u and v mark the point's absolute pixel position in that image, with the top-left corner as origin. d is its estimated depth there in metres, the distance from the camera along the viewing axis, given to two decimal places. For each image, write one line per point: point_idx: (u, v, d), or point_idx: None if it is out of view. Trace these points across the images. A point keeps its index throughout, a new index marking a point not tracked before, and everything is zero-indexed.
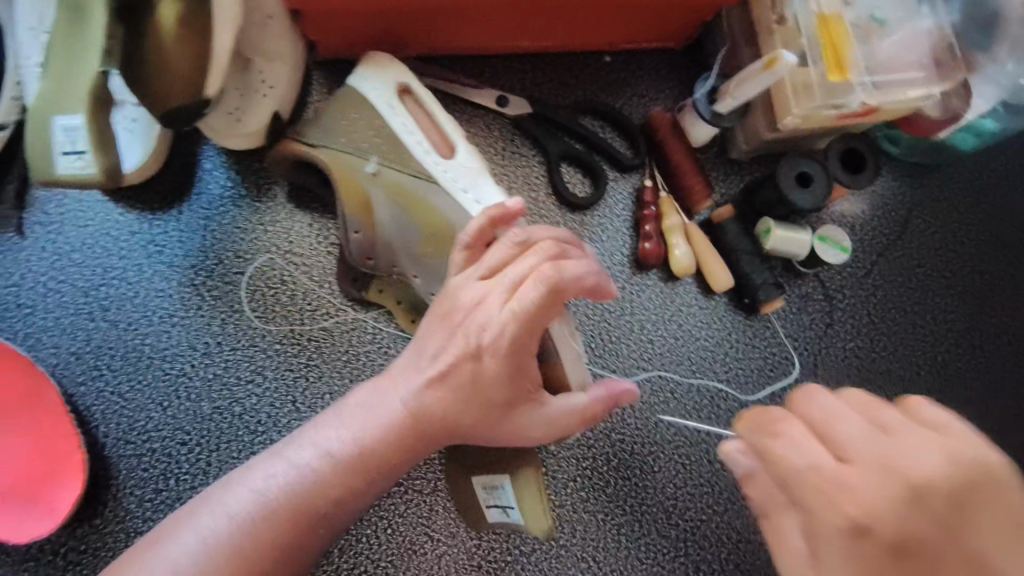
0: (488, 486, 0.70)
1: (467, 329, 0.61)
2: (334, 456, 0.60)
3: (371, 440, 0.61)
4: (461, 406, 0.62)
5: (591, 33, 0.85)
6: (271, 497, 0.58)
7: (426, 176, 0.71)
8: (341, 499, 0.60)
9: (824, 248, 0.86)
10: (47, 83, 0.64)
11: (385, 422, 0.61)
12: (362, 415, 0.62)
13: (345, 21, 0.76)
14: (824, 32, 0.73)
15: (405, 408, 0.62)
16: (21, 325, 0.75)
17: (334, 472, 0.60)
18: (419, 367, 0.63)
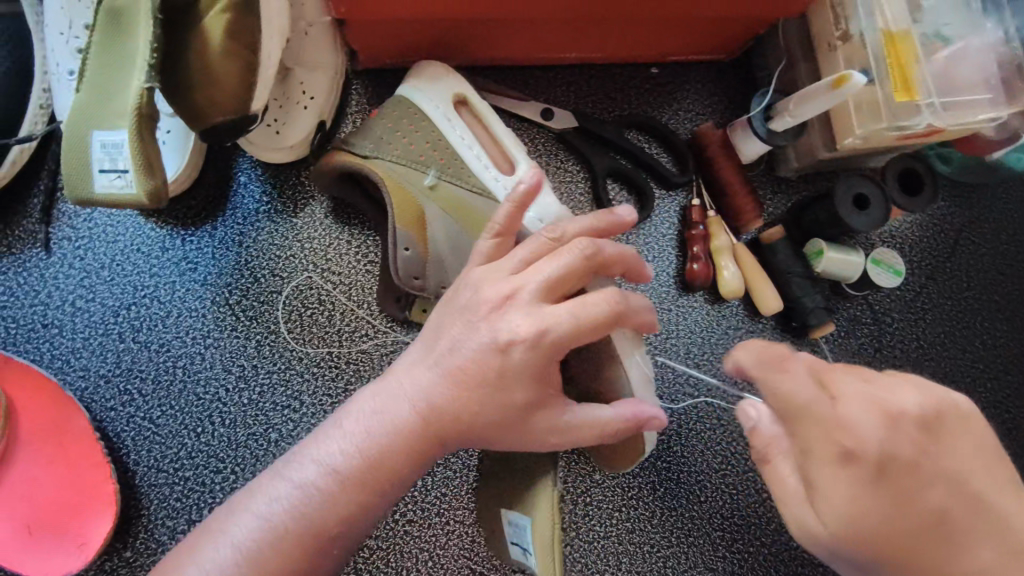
0: (511, 520, 0.63)
1: (488, 330, 0.53)
2: (341, 471, 0.53)
3: (377, 449, 0.53)
4: (477, 408, 0.53)
5: (639, 45, 0.82)
6: (277, 524, 0.52)
7: (485, 193, 0.69)
8: (346, 520, 0.53)
9: (878, 271, 0.83)
10: (83, 96, 0.61)
11: (395, 428, 0.54)
12: (367, 423, 0.55)
13: (387, 33, 0.72)
14: (891, 50, 0.70)
15: (414, 412, 0.54)
16: (47, 346, 0.71)
17: (341, 491, 0.53)
18: (429, 361, 0.55)
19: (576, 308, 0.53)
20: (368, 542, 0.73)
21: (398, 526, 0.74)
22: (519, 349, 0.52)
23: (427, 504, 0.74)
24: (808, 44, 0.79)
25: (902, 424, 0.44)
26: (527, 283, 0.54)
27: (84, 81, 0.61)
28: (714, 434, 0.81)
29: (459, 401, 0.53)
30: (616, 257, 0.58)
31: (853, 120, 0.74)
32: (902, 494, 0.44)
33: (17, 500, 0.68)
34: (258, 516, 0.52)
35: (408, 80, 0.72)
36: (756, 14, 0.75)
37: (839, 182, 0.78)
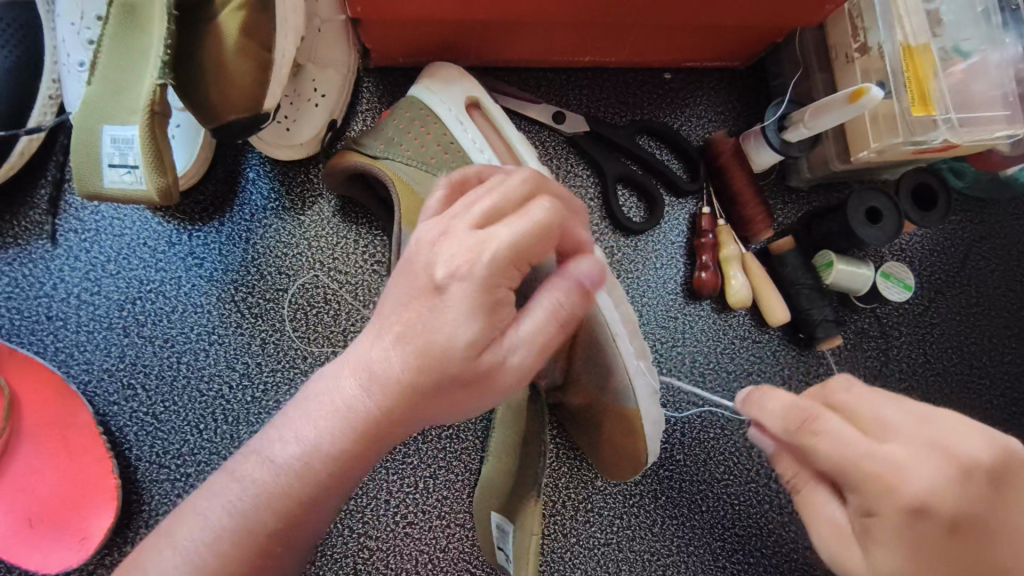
0: (500, 526, 0.66)
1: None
2: (295, 469, 0.47)
3: (322, 438, 0.47)
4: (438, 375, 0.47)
5: (654, 52, 0.81)
6: (220, 528, 0.46)
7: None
8: (298, 513, 0.47)
9: (887, 285, 0.82)
10: (95, 89, 0.60)
11: (342, 410, 0.47)
12: (310, 406, 0.48)
13: (400, 33, 0.72)
14: (909, 63, 0.69)
15: (361, 389, 0.46)
16: (51, 339, 0.71)
17: (286, 486, 0.46)
18: (379, 328, 0.47)
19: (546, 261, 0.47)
20: (367, 543, 0.73)
21: (398, 528, 0.73)
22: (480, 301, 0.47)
23: (428, 507, 0.74)
24: (825, 55, 0.79)
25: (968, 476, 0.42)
26: (463, 214, 0.45)
27: (97, 74, 0.60)
28: (716, 444, 0.80)
29: (409, 368, 0.45)
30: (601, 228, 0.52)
31: (868, 134, 0.73)
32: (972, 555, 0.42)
33: (18, 492, 0.68)
34: (202, 518, 0.46)
35: (422, 80, 0.72)
36: (774, 23, 0.75)
37: (852, 195, 0.77)
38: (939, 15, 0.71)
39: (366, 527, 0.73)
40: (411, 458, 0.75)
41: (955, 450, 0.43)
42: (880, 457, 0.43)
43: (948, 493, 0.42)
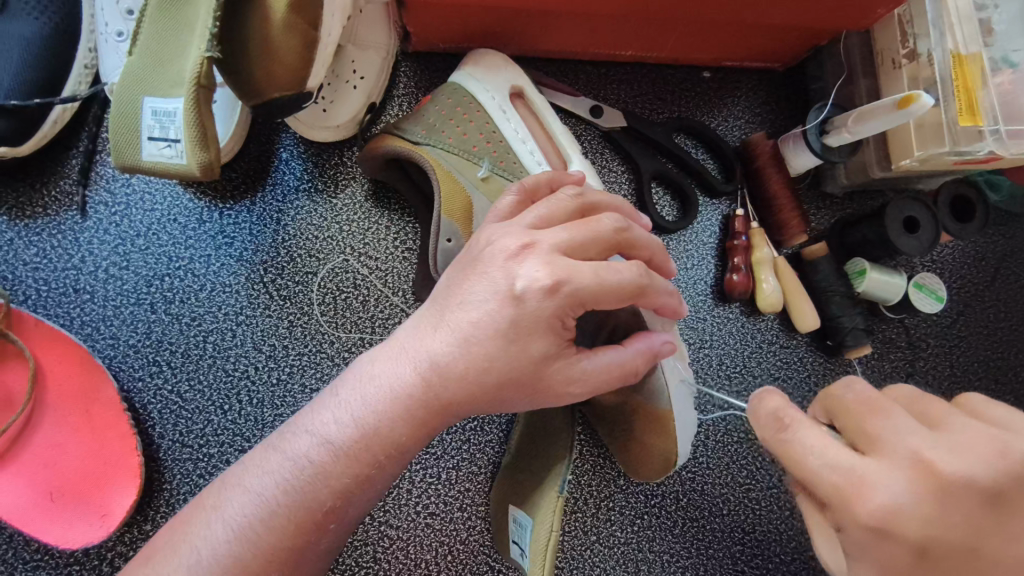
0: (515, 519, 0.66)
1: (503, 275, 0.50)
2: (343, 447, 0.49)
3: (375, 418, 0.50)
4: (487, 362, 0.50)
5: (696, 49, 0.80)
6: (275, 504, 0.48)
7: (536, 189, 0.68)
8: (346, 492, 0.49)
9: (919, 296, 0.80)
10: (137, 59, 0.59)
11: (396, 393, 0.50)
12: (363, 389, 0.51)
13: (443, 18, 0.70)
14: (959, 72, 0.68)
15: (416, 373, 0.50)
16: (78, 312, 0.70)
17: (337, 464, 0.49)
18: (436, 321, 0.52)
19: (599, 269, 0.50)
20: (388, 532, 0.72)
21: (418, 519, 0.73)
22: (533, 297, 0.49)
23: (450, 498, 0.74)
24: (870, 60, 0.77)
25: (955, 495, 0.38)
26: (543, 233, 0.52)
27: (139, 45, 0.59)
28: (740, 448, 0.80)
29: (461, 358, 0.50)
30: (643, 243, 0.56)
31: (913, 142, 0.73)
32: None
33: (39, 466, 0.67)
34: (252, 492, 0.48)
35: (464, 67, 0.71)
36: (821, 24, 0.74)
37: (891, 203, 0.76)
38: (990, 24, 0.70)
39: (388, 516, 0.72)
40: (435, 449, 0.74)
41: (935, 462, 0.39)
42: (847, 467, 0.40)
43: (917, 513, 0.38)
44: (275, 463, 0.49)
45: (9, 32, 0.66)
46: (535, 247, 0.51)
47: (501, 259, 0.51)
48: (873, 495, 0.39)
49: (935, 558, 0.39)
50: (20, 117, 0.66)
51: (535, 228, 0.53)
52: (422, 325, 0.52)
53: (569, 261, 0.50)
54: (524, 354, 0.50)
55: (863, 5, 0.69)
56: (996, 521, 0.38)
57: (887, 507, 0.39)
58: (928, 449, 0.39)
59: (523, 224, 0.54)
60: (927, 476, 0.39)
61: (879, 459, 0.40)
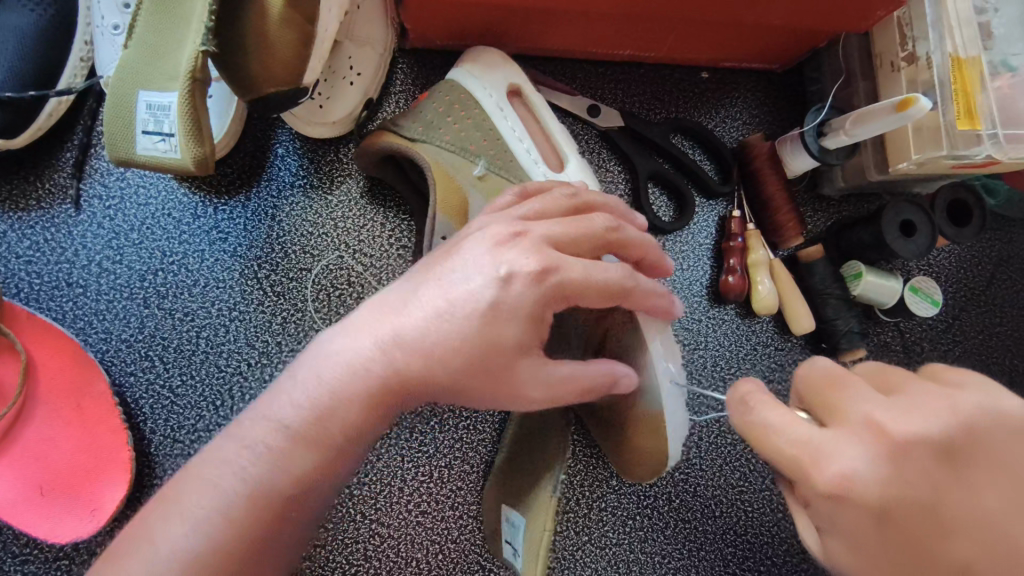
0: (508, 519, 0.66)
1: (487, 261, 0.50)
2: (308, 433, 0.48)
3: (335, 396, 0.48)
4: (469, 355, 0.48)
5: (695, 49, 0.80)
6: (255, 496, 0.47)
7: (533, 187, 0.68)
8: (331, 483, 0.49)
9: (916, 300, 0.80)
10: (133, 53, 0.59)
11: (354, 370, 0.49)
12: (317, 369, 0.50)
13: (442, 15, 0.70)
14: (958, 75, 0.68)
15: (377, 348, 0.49)
16: (71, 306, 0.70)
17: (298, 450, 0.48)
18: (407, 299, 0.50)
19: (587, 265, 0.50)
20: (379, 530, 0.72)
21: (410, 517, 0.73)
22: (519, 282, 0.49)
23: (442, 496, 0.73)
24: (869, 63, 0.77)
25: (912, 456, 0.39)
26: (535, 228, 0.51)
27: (135, 37, 0.59)
28: (733, 450, 0.80)
29: (430, 334, 0.49)
30: (634, 244, 0.56)
31: (910, 145, 0.73)
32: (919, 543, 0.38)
33: (30, 460, 0.67)
34: (212, 483, 0.47)
35: (462, 64, 0.71)
36: (822, 26, 0.73)
37: (887, 207, 0.76)
38: (989, 28, 0.70)
39: (379, 513, 0.72)
40: (427, 447, 0.74)
41: (886, 425, 0.40)
42: (806, 440, 0.42)
43: (875, 479, 0.39)
44: (236, 454, 0.48)
45: (5, 24, 0.66)
46: (525, 234, 0.51)
47: (483, 245, 0.50)
48: (831, 464, 0.40)
49: (899, 523, 0.39)
50: (15, 109, 0.66)
51: (525, 220, 0.53)
52: (385, 307, 0.51)
53: (559, 254, 0.50)
54: (515, 353, 0.50)
55: (864, 7, 0.68)
56: (956, 478, 0.38)
57: (846, 476, 0.40)
58: (881, 414, 0.41)
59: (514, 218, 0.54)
60: (879, 440, 0.40)
61: (837, 430, 0.41)
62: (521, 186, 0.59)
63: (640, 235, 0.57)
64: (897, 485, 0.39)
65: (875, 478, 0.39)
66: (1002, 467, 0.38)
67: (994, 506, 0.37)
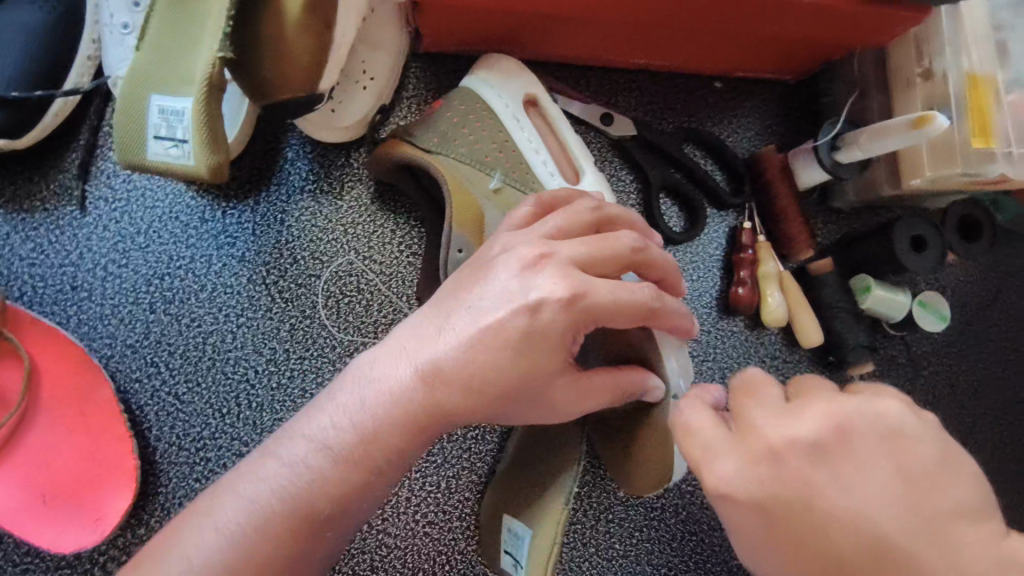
0: (510, 529, 0.65)
1: (516, 283, 0.49)
2: (342, 455, 0.48)
3: (372, 423, 0.48)
4: (480, 370, 0.48)
5: (711, 58, 0.80)
6: (268, 511, 0.46)
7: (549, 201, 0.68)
8: (344, 499, 0.48)
9: (924, 315, 0.81)
10: (145, 56, 0.57)
11: (396, 398, 0.49)
12: (360, 392, 0.50)
13: (458, 21, 0.69)
14: (972, 94, 0.68)
15: (417, 376, 0.49)
16: (75, 310, 0.68)
17: (333, 471, 0.47)
18: (441, 325, 0.50)
19: (614, 287, 0.50)
20: (386, 540, 0.71)
21: (418, 527, 0.72)
22: (549, 308, 0.48)
23: (449, 507, 0.73)
24: (884, 77, 0.77)
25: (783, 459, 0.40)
26: (559, 245, 0.51)
27: (147, 40, 0.58)
28: None
29: (465, 364, 0.48)
30: (657, 263, 0.56)
31: (923, 162, 0.72)
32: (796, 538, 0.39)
33: (34, 466, 0.66)
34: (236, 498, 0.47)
35: (479, 71, 0.71)
36: (840, 39, 0.73)
37: (899, 222, 0.77)
38: (1006, 46, 0.70)
39: (386, 524, 0.71)
40: (436, 457, 0.73)
41: (766, 429, 0.41)
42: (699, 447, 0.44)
43: (754, 480, 0.40)
44: (275, 466, 0.48)
45: (13, 21, 0.65)
46: (551, 256, 0.50)
47: (510, 271, 0.50)
48: (716, 468, 0.42)
49: (776, 521, 0.40)
50: (21, 109, 0.64)
51: (550, 238, 0.52)
52: (421, 330, 0.50)
53: (585, 276, 0.49)
54: (532, 368, 0.49)
55: (883, 22, 0.68)
56: (826, 475, 0.39)
57: (725, 480, 0.41)
58: (769, 421, 0.42)
59: (539, 233, 0.53)
60: (759, 442, 0.41)
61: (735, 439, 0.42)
62: (537, 198, 0.58)
63: (663, 257, 0.56)
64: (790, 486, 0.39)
65: (753, 484, 0.40)
66: (874, 466, 0.39)
67: (871, 501, 0.38)
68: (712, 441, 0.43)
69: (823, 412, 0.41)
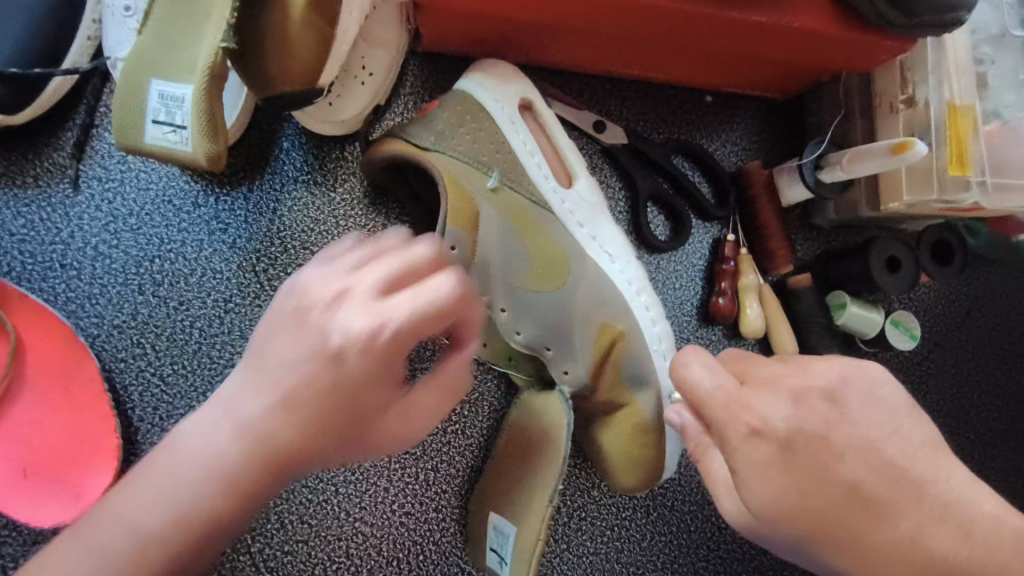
0: (496, 527, 0.68)
1: (320, 329, 0.49)
2: (192, 506, 0.48)
3: (192, 492, 0.48)
4: (301, 423, 0.50)
5: (703, 74, 0.82)
6: (133, 556, 0.47)
7: (542, 203, 0.69)
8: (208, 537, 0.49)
9: (895, 332, 0.83)
10: (147, 43, 0.58)
11: (212, 461, 0.49)
12: (196, 463, 0.49)
13: (458, 24, 0.71)
14: (951, 124, 0.70)
15: (237, 440, 0.49)
16: (63, 287, 0.69)
17: (200, 502, 0.48)
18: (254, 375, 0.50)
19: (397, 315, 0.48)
20: (362, 529, 0.72)
21: (394, 517, 0.73)
22: (351, 355, 0.49)
23: (426, 498, 0.74)
24: (868, 101, 0.79)
25: (807, 399, 0.52)
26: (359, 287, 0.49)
27: (150, 25, 0.58)
28: None
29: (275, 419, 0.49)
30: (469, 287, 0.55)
31: (903, 187, 0.75)
32: (813, 466, 0.51)
33: (15, 440, 0.66)
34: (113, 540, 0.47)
35: (475, 73, 0.72)
36: (830, 63, 0.75)
37: (876, 243, 0.79)
38: (985, 79, 0.73)
39: (362, 512, 0.73)
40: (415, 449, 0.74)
41: (782, 379, 0.54)
42: (742, 408, 0.53)
43: (792, 420, 0.52)
44: (104, 522, 0.48)
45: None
46: (349, 293, 0.50)
47: (321, 306, 0.50)
48: (758, 410, 0.52)
49: (800, 447, 0.51)
50: (21, 86, 0.65)
51: (356, 271, 0.51)
52: (245, 377, 0.51)
53: (377, 312, 0.49)
54: (366, 403, 0.51)
55: (869, 50, 0.71)
56: (832, 411, 0.52)
57: (768, 419, 0.52)
58: (785, 375, 0.54)
59: (341, 267, 0.51)
60: (786, 392, 0.53)
61: (757, 388, 0.54)
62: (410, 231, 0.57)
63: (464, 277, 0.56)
64: (799, 421, 0.52)
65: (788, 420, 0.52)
66: (870, 412, 0.52)
67: (871, 435, 0.52)
68: (731, 390, 0.54)
69: (826, 369, 0.53)
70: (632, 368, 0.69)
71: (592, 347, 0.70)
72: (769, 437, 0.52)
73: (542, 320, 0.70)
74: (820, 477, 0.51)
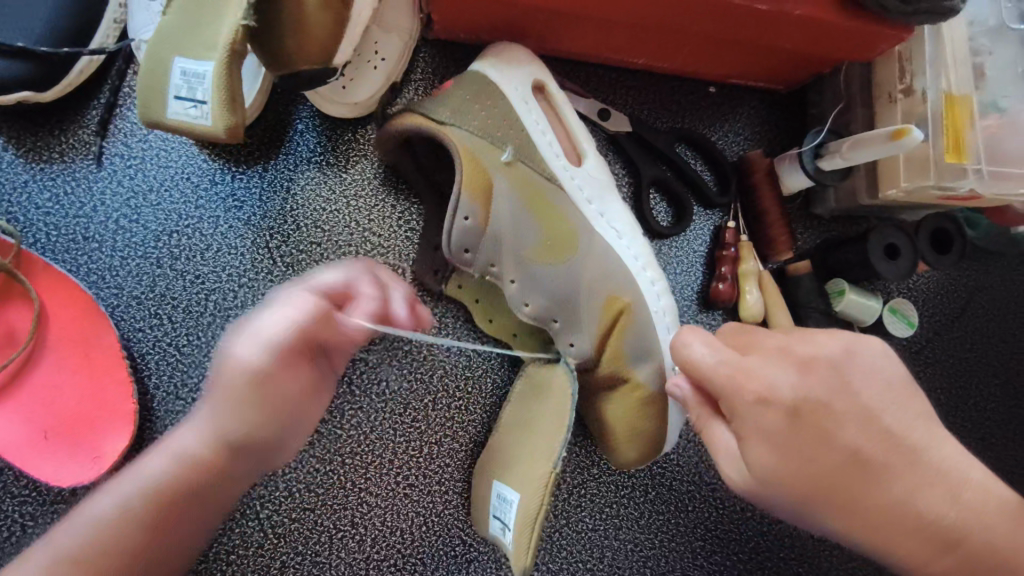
0: (499, 495, 0.68)
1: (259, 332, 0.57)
2: (151, 500, 0.53)
3: (155, 486, 0.53)
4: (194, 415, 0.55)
5: (706, 64, 0.84)
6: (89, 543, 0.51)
7: (553, 180, 0.72)
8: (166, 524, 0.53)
9: (892, 319, 0.85)
10: (172, 23, 0.61)
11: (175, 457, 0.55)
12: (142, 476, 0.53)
13: (469, 11, 0.73)
14: (949, 112, 0.72)
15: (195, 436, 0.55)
16: (85, 259, 0.72)
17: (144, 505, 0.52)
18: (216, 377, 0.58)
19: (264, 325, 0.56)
20: (367, 498, 0.75)
21: (398, 488, 0.75)
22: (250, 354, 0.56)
23: (430, 471, 0.76)
24: (869, 92, 0.81)
25: (815, 369, 0.53)
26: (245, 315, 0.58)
27: (175, 6, 0.62)
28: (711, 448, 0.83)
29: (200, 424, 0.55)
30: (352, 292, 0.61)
31: (900, 175, 0.77)
32: (804, 443, 0.52)
33: (37, 404, 0.69)
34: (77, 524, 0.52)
35: (489, 55, 0.74)
36: (830, 53, 0.77)
37: (875, 230, 0.81)
38: (983, 69, 0.74)
39: (368, 483, 0.75)
40: (420, 423, 0.76)
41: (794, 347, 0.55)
42: (733, 382, 0.54)
43: (782, 395, 0.53)
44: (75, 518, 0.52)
45: None
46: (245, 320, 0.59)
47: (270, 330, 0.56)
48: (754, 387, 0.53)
49: (807, 413, 0.52)
50: (50, 64, 0.68)
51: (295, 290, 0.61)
52: (214, 401, 0.56)
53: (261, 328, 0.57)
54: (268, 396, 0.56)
55: (868, 39, 0.72)
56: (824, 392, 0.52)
57: (775, 387, 0.53)
58: (791, 343, 0.55)
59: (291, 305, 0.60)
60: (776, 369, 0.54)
61: (763, 357, 0.55)
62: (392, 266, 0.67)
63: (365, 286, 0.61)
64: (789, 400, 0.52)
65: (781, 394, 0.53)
66: (874, 378, 0.53)
67: (877, 402, 0.53)
68: (731, 359, 0.55)
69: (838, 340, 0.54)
70: (638, 342, 0.71)
71: (602, 318, 0.72)
72: (754, 409, 0.53)
73: (551, 292, 0.72)
74: (810, 450, 0.52)
